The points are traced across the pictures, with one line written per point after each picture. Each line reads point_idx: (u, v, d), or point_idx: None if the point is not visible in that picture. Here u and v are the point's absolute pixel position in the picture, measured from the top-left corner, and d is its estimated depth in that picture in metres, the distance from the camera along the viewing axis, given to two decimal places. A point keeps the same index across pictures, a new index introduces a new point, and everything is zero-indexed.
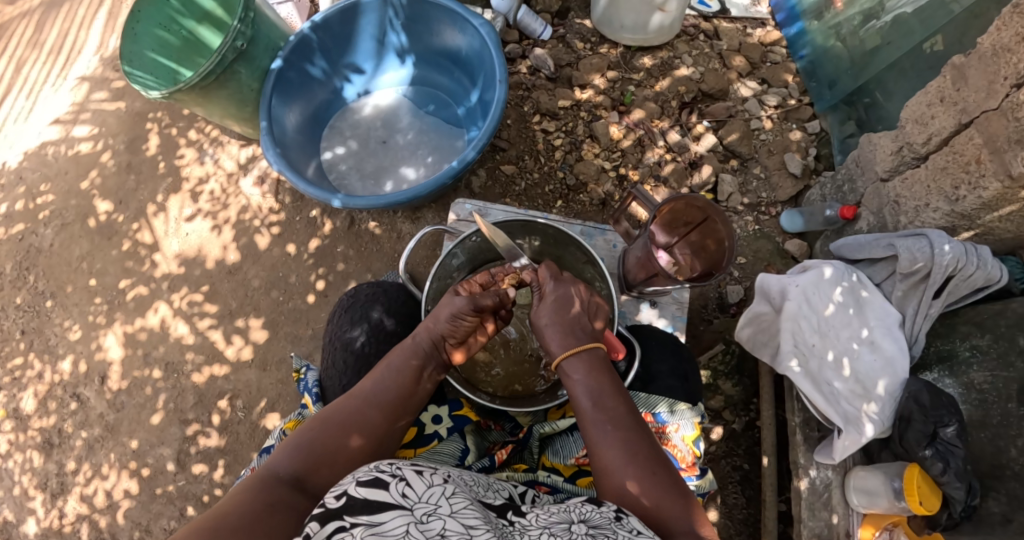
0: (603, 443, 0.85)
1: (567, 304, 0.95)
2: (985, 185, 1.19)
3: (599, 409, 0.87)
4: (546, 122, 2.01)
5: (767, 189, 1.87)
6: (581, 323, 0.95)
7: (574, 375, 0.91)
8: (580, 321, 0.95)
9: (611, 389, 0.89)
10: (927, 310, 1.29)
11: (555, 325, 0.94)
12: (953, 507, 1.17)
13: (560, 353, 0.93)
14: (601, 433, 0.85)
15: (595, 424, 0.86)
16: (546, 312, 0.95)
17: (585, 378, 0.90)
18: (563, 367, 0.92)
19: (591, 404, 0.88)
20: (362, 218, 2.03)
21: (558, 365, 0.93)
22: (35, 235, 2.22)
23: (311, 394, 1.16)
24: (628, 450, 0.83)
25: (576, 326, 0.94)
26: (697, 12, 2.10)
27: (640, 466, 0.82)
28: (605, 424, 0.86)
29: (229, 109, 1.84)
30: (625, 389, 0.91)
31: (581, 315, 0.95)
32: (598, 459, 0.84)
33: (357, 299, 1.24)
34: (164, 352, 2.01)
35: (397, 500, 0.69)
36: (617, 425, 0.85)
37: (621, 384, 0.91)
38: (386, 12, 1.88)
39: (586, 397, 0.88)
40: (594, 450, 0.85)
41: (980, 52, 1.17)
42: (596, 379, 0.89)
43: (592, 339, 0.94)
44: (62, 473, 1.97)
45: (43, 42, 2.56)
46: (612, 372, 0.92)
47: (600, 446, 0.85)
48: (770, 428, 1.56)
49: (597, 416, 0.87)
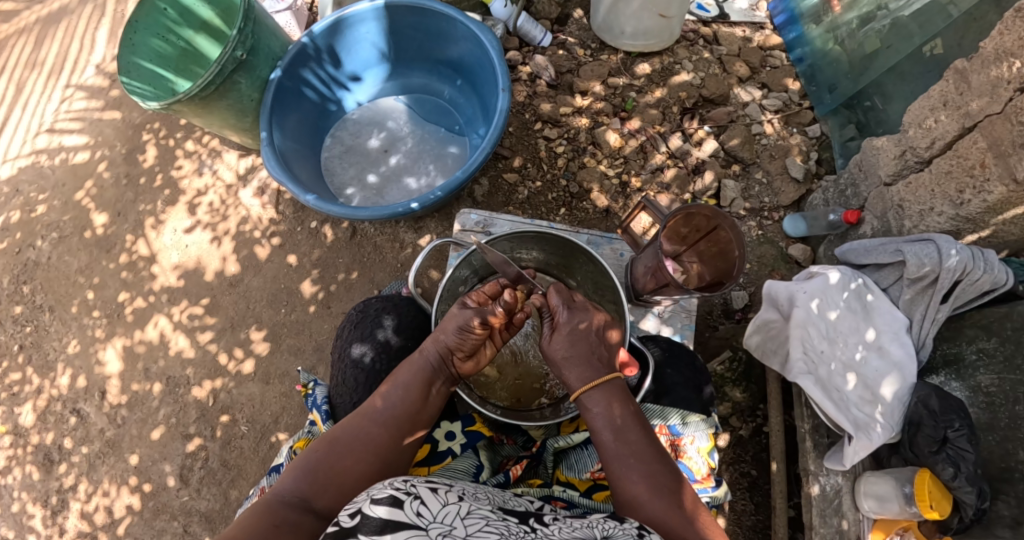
0: (627, 478, 0.85)
1: (580, 333, 0.95)
2: (990, 189, 1.19)
3: (620, 444, 0.88)
4: (547, 129, 2.01)
5: (769, 194, 1.87)
6: (598, 352, 0.95)
7: (594, 407, 0.91)
8: (597, 349, 0.95)
9: (631, 419, 0.90)
10: (936, 314, 1.29)
11: (570, 358, 0.94)
12: (964, 511, 1.18)
13: (578, 386, 0.93)
14: (624, 468, 0.86)
15: (618, 458, 0.87)
16: (561, 344, 0.94)
17: (605, 411, 0.90)
18: (582, 401, 0.92)
19: (612, 437, 0.88)
20: (363, 227, 2.02)
21: (576, 398, 0.93)
22: (31, 248, 2.19)
23: (321, 412, 1.15)
24: (653, 484, 0.84)
25: (593, 356, 0.94)
26: (696, 17, 2.10)
27: (666, 500, 0.83)
28: (629, 457, 0.86)
29: (229, 119, 1.82)
30: (645, 417, 0.92)
31: (597, 344, 0.96)
32: (623, 494, 0.85)
33: (367, 313, 1.23)
34: (165, 366, 1.99)
35: (412, 519, 0.67)
36: (640, 458, 0.86)
37: (640, 413, 0.92)
38: (386, 21, 1.87)
39: (607, 431, 0.89)
40: (619, 485, 0.86)
41: (982, 57, 1.17)
42: (617, 411, 0.90)
43: (609, 369, 0.94)
44: (62, 490, 1.94)
45: (43, 62, 2.51)
46: (631, 400, 0.93)
47: (625, 481, 0.85)
48: (779, 434, 1.56)
49: (619, 450, 0.87)
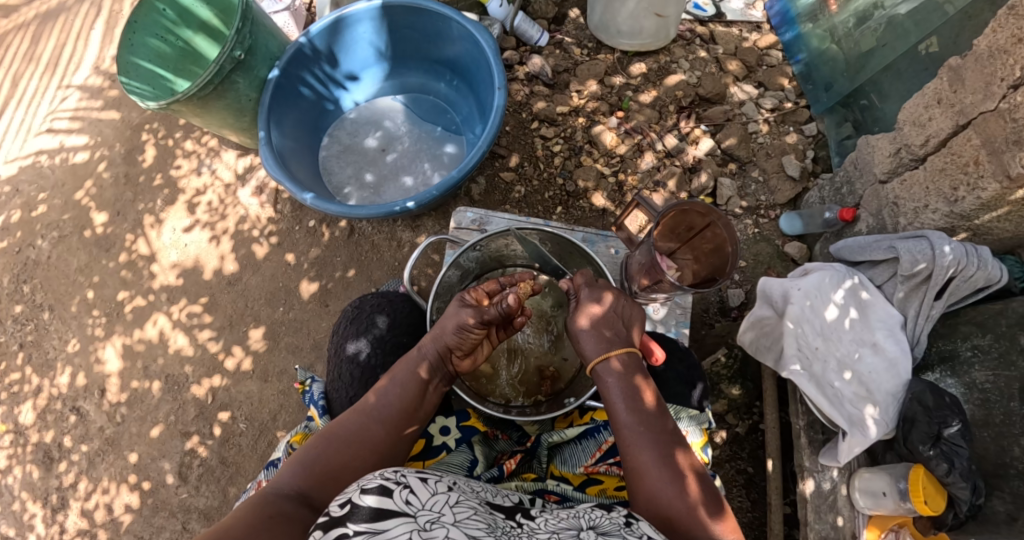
0: (637, 446, 0.86)
1: (602, 306, 0.97)
2: (984, 186, 1.19)
3: (634, 412, 0.88)
4: (545, 128, 2.02)
5: (765, 192, 1.87)
6: (618, 325, 0.97)
7: (609, 376, 0.92)
8: (617, 324, 0.97)
9: (646, 391, 0.91)
10: (930, 310, 1.29)
11: (591, 329, 0.96)
12: (959, 508, 1.19)
13: (596, 355, 0.94)
14: (635, 436, 0.87)
15: (630, 425, 0.88)
16: (583, 316, 0.97)
17: (620, 381, 0.91)
18: (598, 369, 0.94)
19: (625, 405, 0.89)
20: (361, 226, 2.03)
21: (592, 367, 0.94)
22: (31, 247, 2.20)
23: (317, 408, 1.16)
24: (662, 455, 0.85)
25: (613, 330, 0.96)
26: (692, 17, 2.11)
27: (674, 471, 0.83)
28: (641, 426, 0.87)
29: (227, 118, 1.83)
30: (658, 392, 0.93)
31: (617, 318, 0.97)
32: (631, 462, 0.86)
33: (363, 310, 1.23)
34: (164, 364, 2.00)
35: (400, 507, 0.68)
36: (651, 430, 0.87)
37: (653, 387, 0.93)
38: (383, 21, 1.88)
39: (620, 398, 0.90)
40: (629, 452, 0.86)
41: (976, 54, 1.17)
42: (632, 382, 0.91)
43: (628, 343, 0.96)
44: (61, 488, 1.95)
45: (40, 55, 2.55)
46: (645, 374, 0.94)
47: (635, 449, 0.86)
48: (774, 431, 1.56)
49: (631, 419, 0.88)
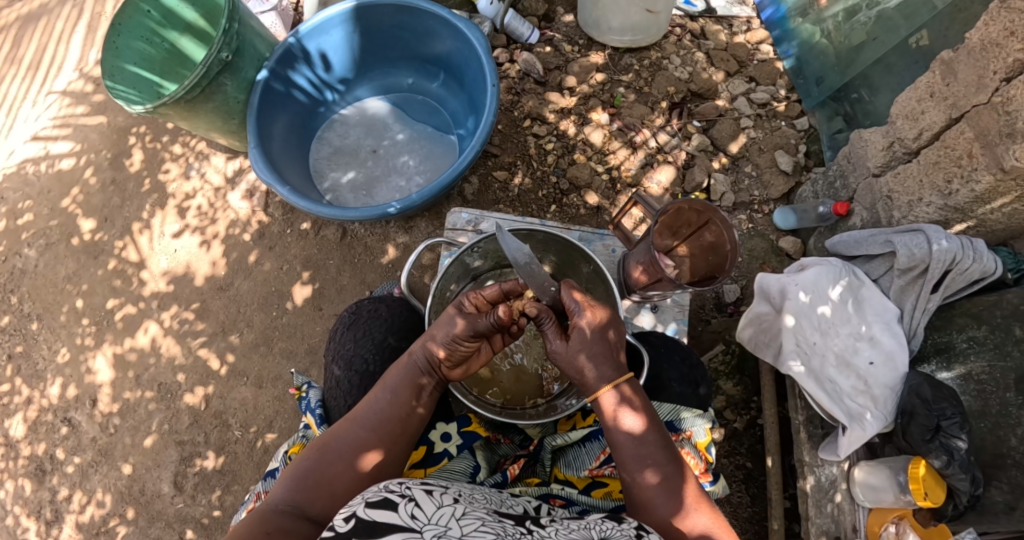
0: (641, 478, 0.88)
1: (601, 337, 0.95)
2: (978, 179, 1.19)
3: (635, 445, 0.89)
4: (537, 126, 2.01)
5: (759, 187, 1.87)
6: (617, 353, 0.96)
7: (607, 407, 0.92)
8: (615, 353, 0.96)
9: (644, 417, 0.91)
10: (926, 304, 1.31)
11: (597, 355, 0.94)
12: (959, 498, 1.20)
13: (595, 387, 0.93)
14: (637, 463, 0.89)
15: (634, 457, 0.89)
16: (578, 345, 0.94)
17: (620, 410, 0.91)
18: (596, 399, 0.93)
19: (626, 438, 0.90)
20: (354, 229, 2.01)
21: (592, 397, 0.93)
22: (17, 256, 2.16)
23: (315, 416, 1.13)
24: (667, 486, 0.86)
25: (613, 354, 0.95)
26: (683, 11, 2.11)
27: (679, 501, 0.86)
28: (643, 458, 0.88)
29: (215, 122, 1.81)
30: (658, 415, 0.93)
31: (615, 347, 0.96)
32: (637, 493, 0.88)
33: (359, 317, 1.22)
34: (157, 373, 1.98)
35: (406, 522, 0.67)
36: (654, 460, 0.88)
37: (653, 411, 0.93)
38: (368, 21, 1.85)
39: (620, 425, 0.90)
40: (634, 486, 0.88)
41: (968, 47, 1.17)
42: (631, 412, 0.91)
43: (624, 371, 0.94)
44: (55, 501, 1.92)
45: (21, 58, 2.51)
46: (645, 398, 0.94)
47: (639, 482, 0.88)
48: (773, 426, 1.57)
49: (633, 451, 0.89)
